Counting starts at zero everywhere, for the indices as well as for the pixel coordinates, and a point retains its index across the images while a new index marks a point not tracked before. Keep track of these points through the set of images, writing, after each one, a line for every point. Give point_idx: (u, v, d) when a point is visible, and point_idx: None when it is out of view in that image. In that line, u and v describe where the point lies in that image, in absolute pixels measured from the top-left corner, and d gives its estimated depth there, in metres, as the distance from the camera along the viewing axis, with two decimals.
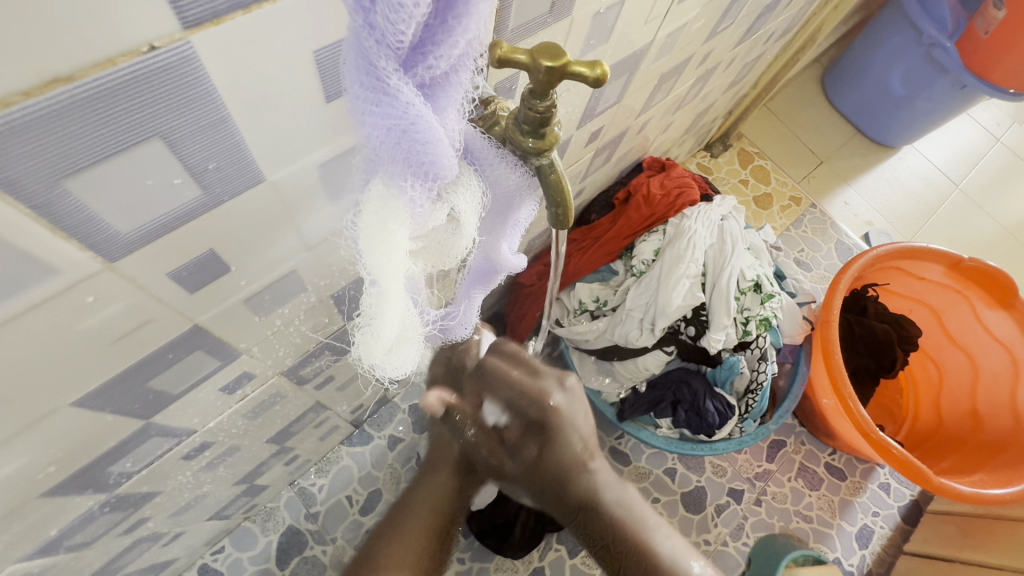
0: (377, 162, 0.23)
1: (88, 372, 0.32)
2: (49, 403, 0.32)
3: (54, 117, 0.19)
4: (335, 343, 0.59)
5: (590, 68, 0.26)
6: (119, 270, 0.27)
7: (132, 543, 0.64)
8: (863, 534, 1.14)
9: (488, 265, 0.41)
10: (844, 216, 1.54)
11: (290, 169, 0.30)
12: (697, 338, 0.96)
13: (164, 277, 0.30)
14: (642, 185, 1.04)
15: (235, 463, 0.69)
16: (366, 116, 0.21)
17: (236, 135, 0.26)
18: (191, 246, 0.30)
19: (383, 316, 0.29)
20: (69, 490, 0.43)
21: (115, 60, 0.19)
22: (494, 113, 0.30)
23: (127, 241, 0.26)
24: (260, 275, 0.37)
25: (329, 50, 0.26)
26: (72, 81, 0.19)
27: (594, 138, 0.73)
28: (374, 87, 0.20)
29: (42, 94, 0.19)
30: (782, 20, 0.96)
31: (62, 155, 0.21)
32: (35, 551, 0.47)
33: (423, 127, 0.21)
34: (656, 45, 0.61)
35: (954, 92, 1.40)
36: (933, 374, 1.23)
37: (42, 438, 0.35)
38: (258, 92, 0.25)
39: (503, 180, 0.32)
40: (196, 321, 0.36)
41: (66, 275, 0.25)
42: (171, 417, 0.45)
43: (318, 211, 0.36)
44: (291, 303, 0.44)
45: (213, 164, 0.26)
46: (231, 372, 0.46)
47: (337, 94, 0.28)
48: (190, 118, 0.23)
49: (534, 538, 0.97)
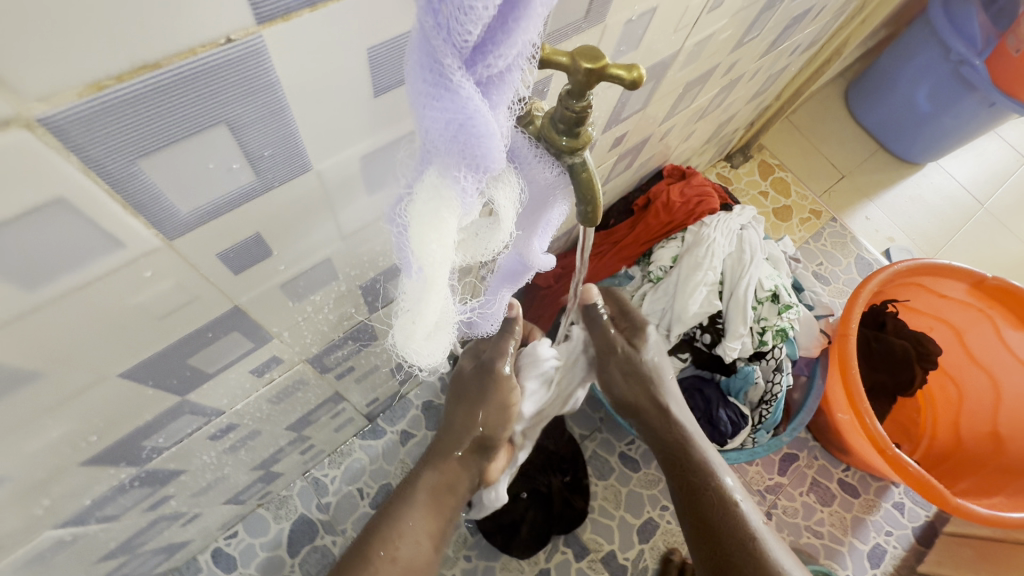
0: (433, 153, 0.25)
1: (135, 346, 0.34)
2: (99, 371, 0.34)
3: (136, 101, 0.21)
4: (359, 334, 0.60)
5: (627, 71, 0.27)
6: (177, 248, 0.29)
7: (154, 520, 0.66)
8: (875, 553, 1.12)
9: (519, 262, 0.42)
10: (865, 231, 1.53)
11: (335, 159, 0.32)
12: (712, 345, 0.98)
13: (213, 256, 0.32)
14: (662, 193, 1.04)
15: (255, 447, 0.71)
16: (428, 110, 0.23)
17: (291, 125, 0.28)
18: (241, 228, 0.32)
19: (425, 302, 0.30)
20: (104, 461, 0.45)
21: (195, 49, 0.21)
22: (532, 113, 0.31)
23: (185, 220, 0.28)
24: (297, 261, 0.39)
25: (382, 48, 0.27)
26: (158, 67, 0.21)
27: (617, 143, 0.74)
28: (439, 83, 0.22)
29: (131, 79, 0.20)
30: (809, 33, 0.97)
31: (140, 136, 0.23)
32: (67, 520, 0.49)
33: (479, 121, 0.23)
34: (683, 54, 0.61)
35: (982, 109, 1.39)
36: (953, 395, 1.21)
37: (83, 408, 0.36)
38: (311, 84, 0.26)
39: (538, 178, 0.34)
40: (236, 302, 0.38)
41: (131, 249, 0.27)
42: (203, 395, 0.47)
43: (356, 201, 0.37)
44: (323, 291, 0.46)
45: (267, 151, 0.28)
46: (262, 355, 0.48)
47: (385, 90, 0.30)
48: (253, 107, 0.25)
49: (540, 538, 0.98)
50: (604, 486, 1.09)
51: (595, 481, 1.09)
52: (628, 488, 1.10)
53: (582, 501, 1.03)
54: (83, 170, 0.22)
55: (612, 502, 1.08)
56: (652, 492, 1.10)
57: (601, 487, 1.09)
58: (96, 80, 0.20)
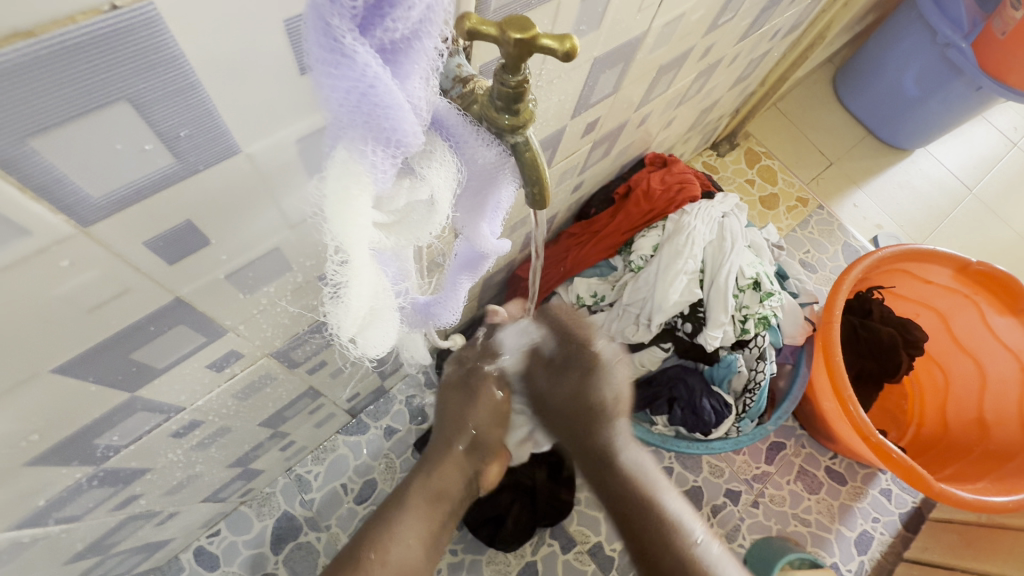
0: (339, 128, 0.23)
1: (65, 341, 0.33)
2: (28, 367, 0.33)
3: (12, 74, 0.20)
4: (325, 327, 0.59)
5: (559, 42, 0.26)
6: (94, 235, 0.28)
7: (124, 520, 0.65)
8: (862, 540, 1.12)
9: (473, 249, 0.41)
10: (853, 218, 1.52)
11: (266, 142, 0.31)
12: (694, 335, 0.95)
13: (140, 245, 0.31)
14: (643, 180, 1.02)
15: (227, 444, 0.69)
16: (325, 80, 0.21)
17: (207, 103, 0.26)
18: (167, 215, 0.30)
19: (352, 286, 0.29)
20: (53, 461, 0.44)
21: (75, 18, 0.20)
22: (474, 91, 0.30)
23: (100, 205, 0.27)
24: (241, 250, 0.38)
25: (300, 19, 0.26)
26: (33, 37, 0.19)
27: (591, 130, 0.73)
28: (332, 48, 0.21)
29: (3, 49, 0.19)
30: (790, 15, 0.95)
31: (25, 113, 0.21)
32: (24, 521, 0.48)
33: (381, 90, 0.22)
34: (652, 35, 0.60)
35: (969, 93, 1.38)
36: (939, 380, 1.21)
37: (18, 407, 0.35)
38: (222, 60, 0.25)
39: (477, 158, 0.32)
40: (176, 294, 0.37)
41: (38, 237, 0.26)
42: (157, 392, 0.46)
43: (298, 187, 0.36)
44: (277, 282, 0.45)
45: (184, 131, 0.26)
46: (218, 349, 0.47)
47: (311, 66, 0.29)
48: (157, 83, 0.24)
49: (525, 532, 0.98)
50: None
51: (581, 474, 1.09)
52: None
53: (568, 494, 1.02)
54: None
55: None
56: None
57: None
58: None
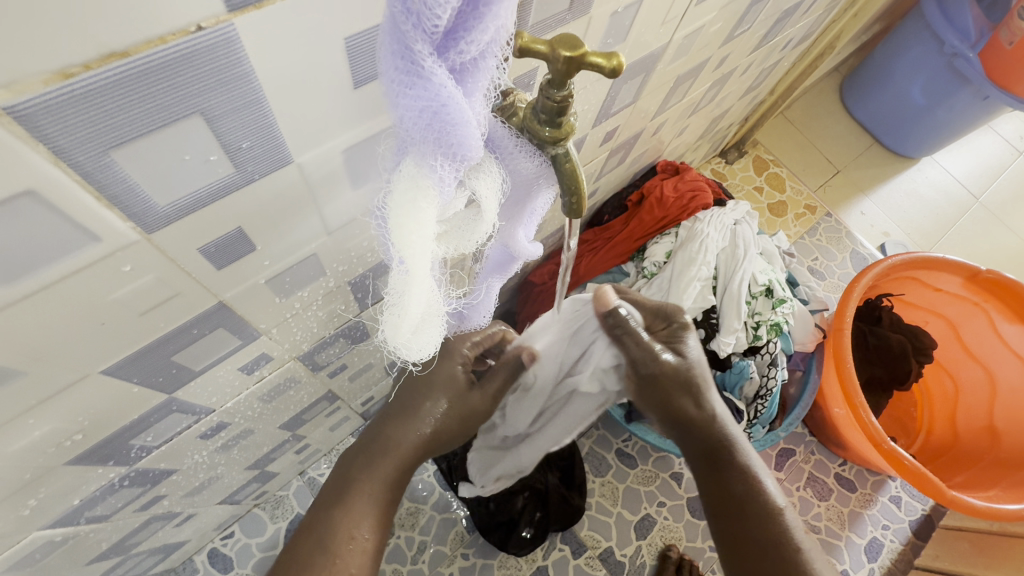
0: (409, 142, 0.25)
1: (116, 344, 0.34)
2: (81, 368, 0.34)
3: (102, 91, 0.21)
4: (351, 331, 0.60)
5: (606, 59, 0.27)
6: (155, 242, 0.29)
7: (147, 520, 0.66)
8: (873, 547, 1.12)
9: (506, 253, 0.43)
10: (861, 226, 1.53)
11: (315, 152, 0.32)
12: (708, 340, 0.96)
13: (194, 251, 0.32)
14: (655, 188, 1.04)
15: (248, 446, 0.70)
16: (401, 99, 0.23)
17: (269, 117, 0.27)
18: (221, 223, 0.31)
19: (409, 293, 0.31)
20: (91, 461, 0.45)
21: (164, 38, 0.21)
22: (513, 104, 0.31)
23: (163, 214, 0.28)
24: (282, 256, 0.39)
25: (360, 37, 0.27)
26: (126, 56, 0.21)
27: (609, 139, 0.74)
28: (410, 70, 0.22)
29: (100, 67, 0.20)
30: (801, 27, 0.97)
31: (109, 127, 0.22)
32: (57, 520, 0.49)
33: (453, 109, 0.23)
34: (673, 47, 0.61)
35: (976, 102, 1.39)
36: (949, 388, 1.21)
37: (65, 408, 0.36)
38: (286, 76, 0.26)
39: (522, 168, 0.33)
40: (220, 298, 0.38)
41: (107, 243, 0.27)
42: (192, 394, 0.47)
43: (339, 196, 0.37)
44: (311, 287, 0.46)
45: (246, 143, 0.28)
46: (250, 352, 0.48)
47: (365, 80, 0.30)
48: (228, 97, 0.25)
49: (537, 537, 0.98)
50: (601, 483, 1.09)
51: (592, 478, 1.09)
52: (625, 485, 1.09)
53: (580, 499, 1.02)
54: (53, 161, 0.22)
55: (609, 499, 1.08)
56: (649, 488, 1.10)
57: (598, 483, 1.09)
58: (62, 68, 0.19)
